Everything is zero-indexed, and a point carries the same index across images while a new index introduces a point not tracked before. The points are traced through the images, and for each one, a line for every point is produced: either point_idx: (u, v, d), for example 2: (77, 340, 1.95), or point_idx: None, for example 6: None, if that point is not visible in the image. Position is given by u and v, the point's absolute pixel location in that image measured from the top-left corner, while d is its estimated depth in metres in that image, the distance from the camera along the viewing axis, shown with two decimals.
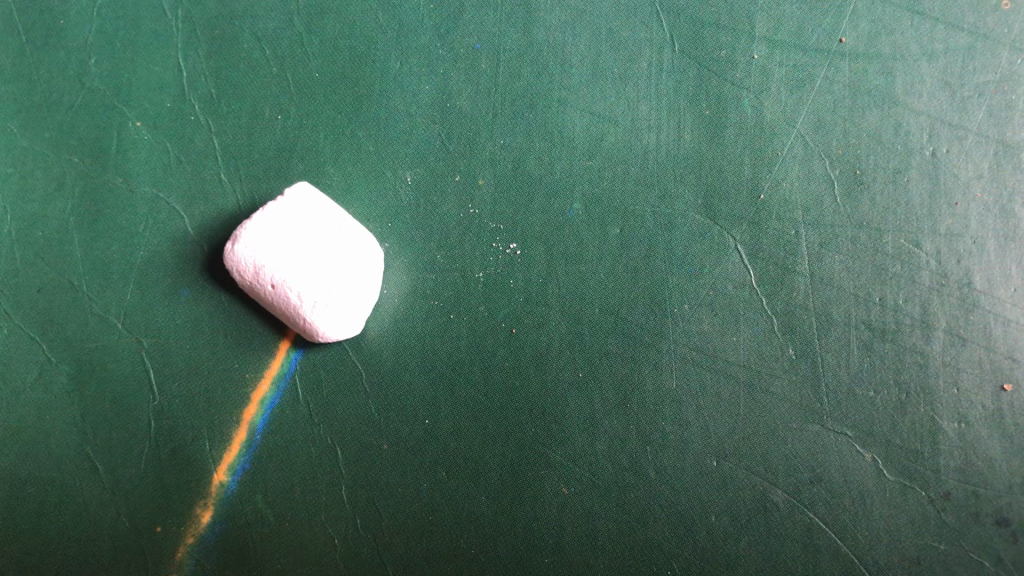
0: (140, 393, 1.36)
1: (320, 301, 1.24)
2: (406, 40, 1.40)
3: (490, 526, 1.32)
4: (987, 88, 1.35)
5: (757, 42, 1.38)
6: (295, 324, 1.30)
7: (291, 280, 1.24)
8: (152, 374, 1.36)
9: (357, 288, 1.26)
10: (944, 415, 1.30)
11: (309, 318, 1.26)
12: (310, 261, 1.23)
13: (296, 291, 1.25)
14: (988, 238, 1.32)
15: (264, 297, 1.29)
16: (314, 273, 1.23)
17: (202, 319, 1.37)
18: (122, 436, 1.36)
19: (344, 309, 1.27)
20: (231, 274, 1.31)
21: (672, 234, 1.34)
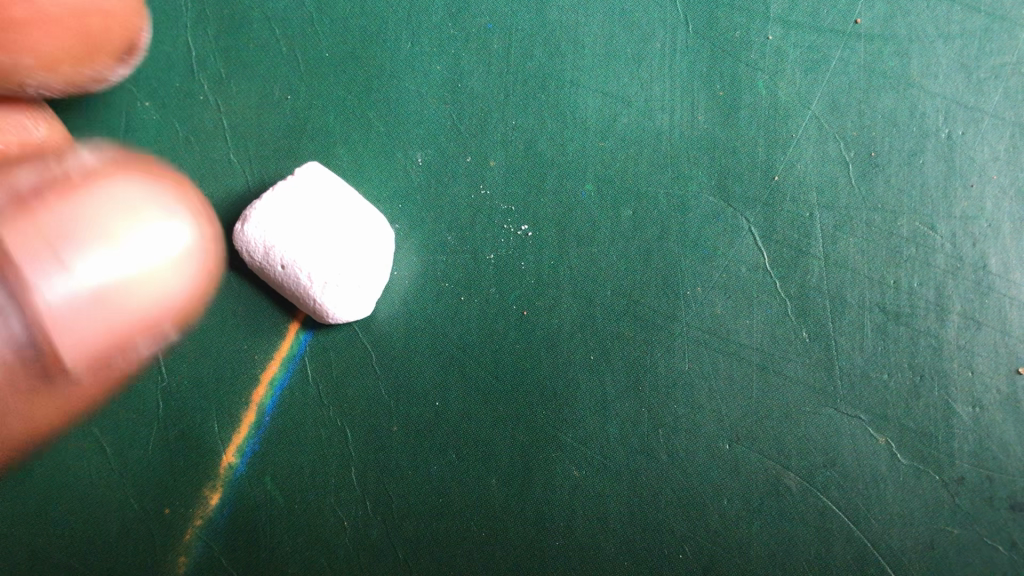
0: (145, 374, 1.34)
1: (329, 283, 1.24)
2: (417, 20, 1.39)
3: (501, 509, 1.32)
4: (1004, 70, 1.34)
5: (771, 23, 1.37)
6: (305, 305, 1.29)
7: (301, 260, 1.23)
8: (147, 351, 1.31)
9: (365, 269, 1.25)
10: (958, 399, 1.29)
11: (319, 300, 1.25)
12: (321, 241, 1.22)
13: (306, 272, 1.23)
14: (1004, 220, 1.31)
15: (273, 278, 1.28)
16: (325, 253, 1.22)
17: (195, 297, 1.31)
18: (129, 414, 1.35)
19: (353, 289, 1.26)
20: (240, 254, 1.30)
21: (685, 216, 1.33)
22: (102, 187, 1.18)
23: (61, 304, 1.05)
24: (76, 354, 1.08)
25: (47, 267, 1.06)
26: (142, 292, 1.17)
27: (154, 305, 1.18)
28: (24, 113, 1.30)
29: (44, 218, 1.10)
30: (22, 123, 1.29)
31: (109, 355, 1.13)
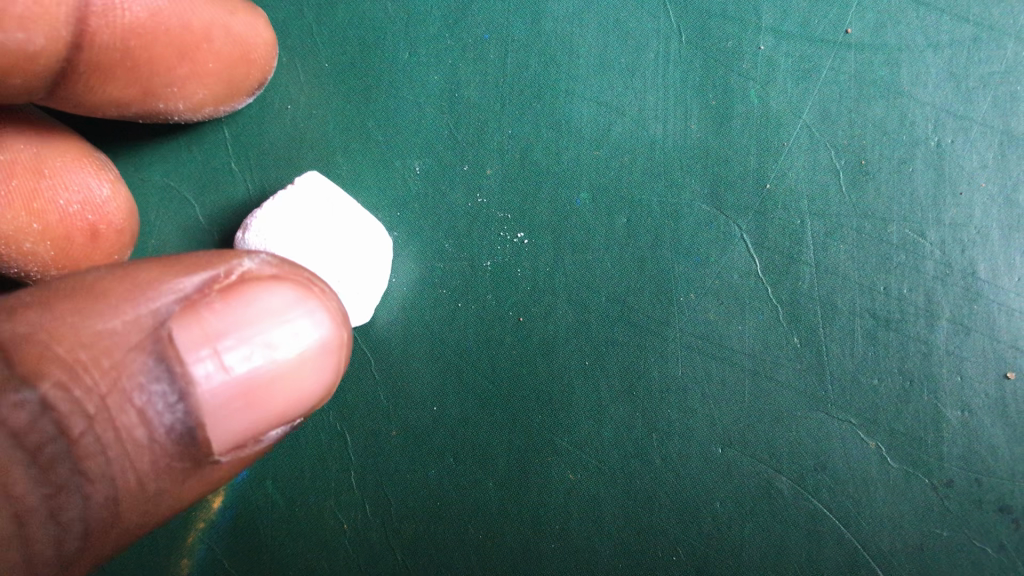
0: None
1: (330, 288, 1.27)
2: (415, 31, 1.42)
3: (498, 513, 1.34)
4: (992, 79, 1.36)
5: (763, 34, 1.39)
6: None
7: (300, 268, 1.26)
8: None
9: (366, 274, 1.29)
10: (947, 403, 1.31)
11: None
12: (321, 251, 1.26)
13: None
14: (992, 227, 1.33)
15: None
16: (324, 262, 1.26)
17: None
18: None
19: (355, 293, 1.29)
20: None
21: (678, 224, 1.35)
22: (258, 287, 0.98)
23: (223, 392, 0.95)
24: (234, 441, 0.98)
25: (202, 359, 0.94)
26: (281, 389, 0.98)
27: (289, 400, 0.99)
28: (88, 172, 1.32)
29: (209, 321, 0.95)
30: (86, 180, 1.32)
31: (254, 442, 1.00)
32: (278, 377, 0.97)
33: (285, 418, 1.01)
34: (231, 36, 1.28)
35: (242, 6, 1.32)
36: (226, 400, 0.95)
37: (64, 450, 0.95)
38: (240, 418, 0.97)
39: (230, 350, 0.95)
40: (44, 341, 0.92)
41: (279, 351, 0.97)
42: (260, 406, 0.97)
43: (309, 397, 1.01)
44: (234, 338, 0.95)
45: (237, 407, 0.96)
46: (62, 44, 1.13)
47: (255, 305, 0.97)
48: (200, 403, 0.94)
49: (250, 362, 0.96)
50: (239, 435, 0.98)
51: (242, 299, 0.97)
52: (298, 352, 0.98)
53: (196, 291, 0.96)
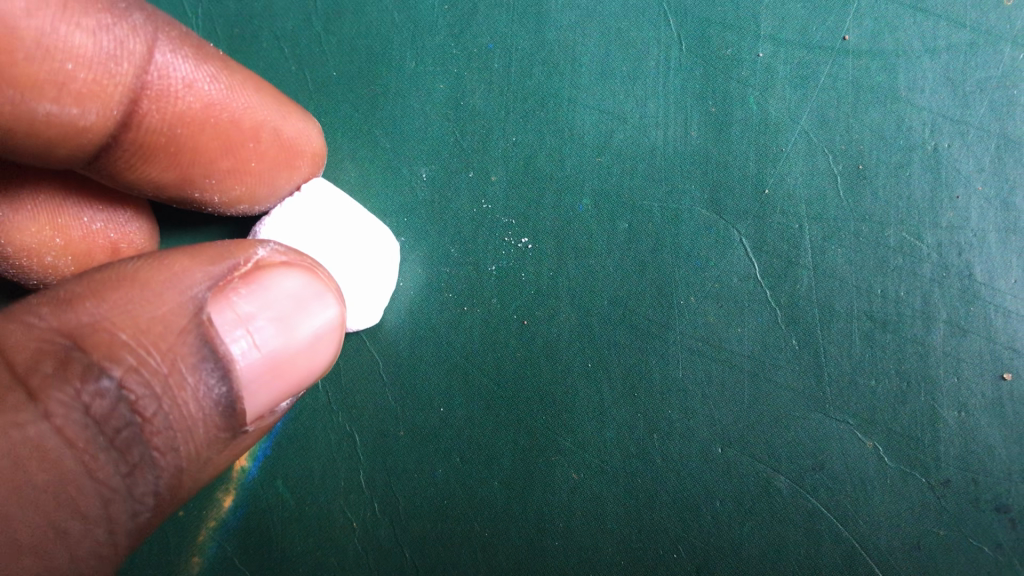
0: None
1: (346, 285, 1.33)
2: (421, 41, 1.45)
3: (503, 511, 1.37)
4: (988, 84, 1.38)
5: (762, 41, 1.42)
6: None
7: None
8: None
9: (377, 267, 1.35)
10: (944, 403, 1.33)
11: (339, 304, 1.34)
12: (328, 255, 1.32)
13: None
14: (988, 230, 1.36)
15: None
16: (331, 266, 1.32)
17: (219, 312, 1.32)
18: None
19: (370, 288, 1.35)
20: None
21: (679, 228, 1.38)
22: (275, 269, 1.08)
23: (256, 368, 1.03)
24: (264, 406, 1.07)
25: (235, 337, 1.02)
26: (299, 359, 1.08)
27: (305, 368, 1.09)
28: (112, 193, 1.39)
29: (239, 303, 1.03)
30: (111, 200, 1.40)
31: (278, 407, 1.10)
32: (299, 347, 1.07)
33: (304, 385, 1.11)
34: (278, 137, 1.31)
35: (301, 116, 1.35)
36: (257, 374, 1.04)
37: (136, 433, 1.00)
38: (268, 385, 1.05)
39: (258, 327, 1.04)
40: (109, 329, 0.98)
41: (297, 325, 1.07)
42: (286, 373, 1.07)
43: (320, 365, 1.12)
44: (262, 315, 1.04)
45: (266, 378, 1.05)
46: (111, 122, 1.18)
47: (274, 286, 1.06)
48: (237, 378, 1.02)
49: (274, 333, 1.05)
50: (270, 401, 1.07)
51: (259, 282, 1.06)
52: (314, 325, 1.09)
53: (223, 276, 1.04)
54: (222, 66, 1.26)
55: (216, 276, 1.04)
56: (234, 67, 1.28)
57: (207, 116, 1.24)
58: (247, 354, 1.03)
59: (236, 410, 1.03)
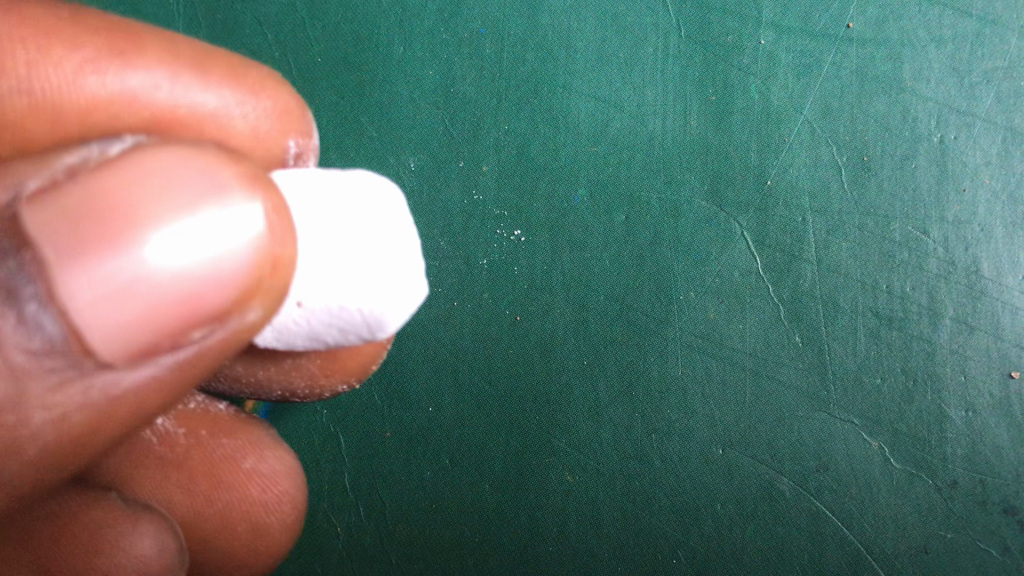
0: (258, 449, 1.21)
1: (365, 266, 0.87)
2: (410, 25, 1.39)
3: (494, 515, 1.31)
4: (995, 75, 1.34)
5: (764, 28, 1.37)
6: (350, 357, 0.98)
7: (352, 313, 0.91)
8: (275, 389, 1.12)
9: (402, 221, 0.91)
10: (951, 403, 1.29)
11: (364, 309, 0.88)
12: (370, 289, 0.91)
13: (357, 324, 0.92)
14: (996, 225, 1.31)
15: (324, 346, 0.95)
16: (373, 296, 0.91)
17: (324, 384, 1.13)
18: (271, 485, 1.20)
19: (395, 257, 0.89)
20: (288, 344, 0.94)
21: (678, 221, 1.33)
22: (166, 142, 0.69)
23: (130, 300, 0.64)
24: (124, 344, 0.66)
25: (81, 256, 0.62)
26: (181, 251, 0.65)
27: (194, 281, 0.66)
28: None
29: (78, 206, 0.63)
30: None
31: (149, 350, 0.67)
32: (169, 242, 0.64)
33: (227, 307, 0.70)
34: (195, 116, 0.97)
35: (271, 83, 1.07)
36: (138, 305, 0.64)
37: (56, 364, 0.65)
38: (123, 310, 0.64)
39: (96, 219, 0.63)
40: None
41: (178, 204, 0.65)
42: (141, 287, 0.64)
43: (234, 274, 0.68)
44: (103, 202, 0.64)
45: (110, 293, 0.63)
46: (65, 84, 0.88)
47: (152, 159, 0.66)
48: (107, 314, 0.64)
49: (116, 224, 0.63)
50: (132, 338, 0.66)
51: (114, 162, 0.66)
52: (207, 221, 0.66)
53: (66, 169, 0.66)
54: (104, 26, 0.94)
55: (268, 141, 1.02)
56: (152, 36, 0.98)
57: (109, 98, 0.91)
58: (68, 259, 0.62)
59: (73, 355, 0.65)
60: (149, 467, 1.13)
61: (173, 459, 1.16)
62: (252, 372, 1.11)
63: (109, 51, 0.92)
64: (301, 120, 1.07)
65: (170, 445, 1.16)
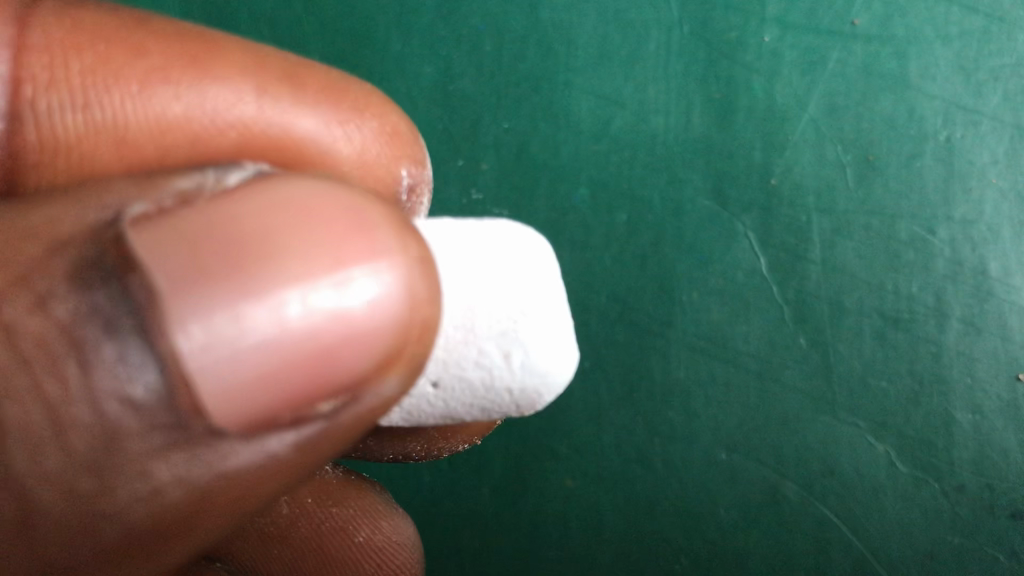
0: (372, 518, 1.06)
1: (515, 332, 0.69)
2: (406, 20, 1.35)
3: (494, 520, 1.29)
4: (1003, 72, 1.32)
5: (768, 23, 1.34)
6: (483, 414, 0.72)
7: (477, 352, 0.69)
8: (388, 454, 0.98)
9: (553, 277, 0.72)
10: (958, 406, 1.27)
11: (515, 386, 0.69)
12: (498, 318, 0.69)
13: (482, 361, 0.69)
14: (1003, 225, 1.29)
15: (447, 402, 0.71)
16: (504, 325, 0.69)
17: (440, 445, 0.98)
18: (389, 556, 1.06)
19: (552, 323, 0.70)
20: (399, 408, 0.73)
21: (681, 221, 1.30)
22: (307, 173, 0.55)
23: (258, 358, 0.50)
24: (241, 412, 0.51)
25: (205, 300, 0.49)
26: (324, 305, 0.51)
27: (330, 342, 0.51)
28: None
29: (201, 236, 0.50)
30: None
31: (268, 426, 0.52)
32: (312, 291, 0.50)
33: (362, 375, 0.54)
34: (287, 139, 0.79)
35: (378, 106, 0.87)
36: (271, 367, 0.50)
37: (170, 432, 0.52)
38: (235, 367, 0.50)
39: (224, 254, 0.50)
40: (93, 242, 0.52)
41: (329, 248, 0.51)
42: (262, 336, 0.50)
43: (373, 336, 0.52)
44: (224, 229, 0.51)
45: (227, 344, 0.49)
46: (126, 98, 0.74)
47: (288, 187, 0.53)
48: (227, 375, 0.50)
49: (242, 259, 0.50)
50: (248, 404, 0.51)
51: (248, 187, 0.53)
52: (360, 274, 0.51)
53: (183, 190, 0.54)
54: (182, 31, 0.78)
55: (377, 168, 0.83)
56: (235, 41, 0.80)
57: (185, 117, 0.75)
58: (184, 304, 0.49)
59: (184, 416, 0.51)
60: (252, 539, 1.00)
61: (278, 529, 1.02)
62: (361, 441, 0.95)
63: (183, 60, 0.76)
64: (413, 146, 0.88)
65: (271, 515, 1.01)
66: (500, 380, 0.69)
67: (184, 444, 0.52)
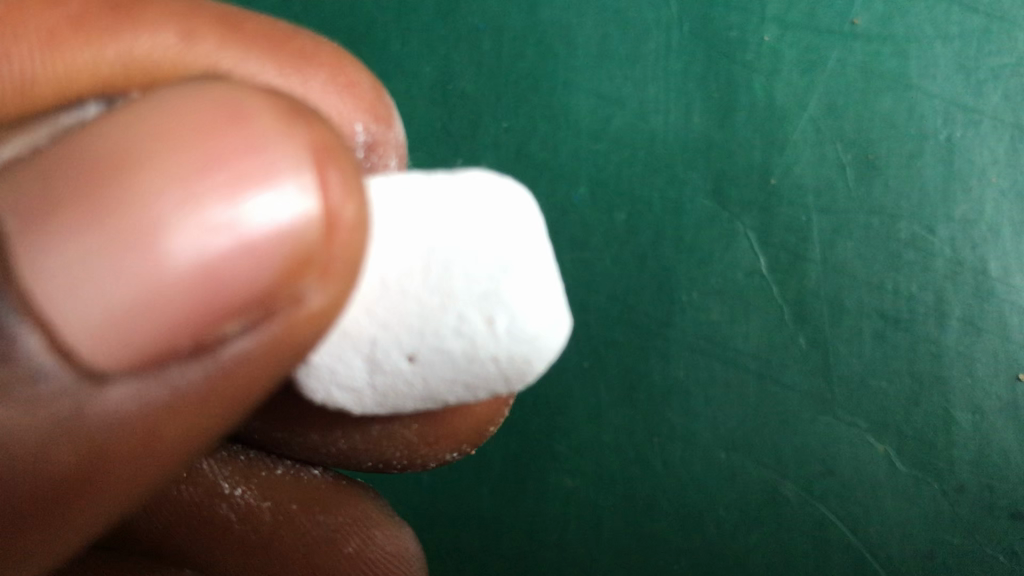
0: (365, 527, 1.02)
1: (496, 294, 0.65)
2: (406, 19, 1.35)
3: (493, 521, 1.29)
4: (1003, 72, 1.32)
5: (768, 23, 1.34)
6: (469, 390, 0.71)
7: (457, 329, 0.66)
8: (366, 461, 0.96)
9: (536, 230, 0.67)
10: (958, 406, 1.27)
11: (501, 354, 0.67)
12: (478, 290, 0.65)
13: (463, 336, 0.66)
14: (1004, 224, 1.29)
15: (431, 380, 0.69)
16: (484, 294, 0.65)
17: (424, 453, 0.97)
18: (383, 566, 1.02)
19: (537, 282, 0.66)
20: (380, 387, 0.70)
21: (681, 220, 1.30)
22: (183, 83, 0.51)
23: (135, 283, 0.46)
24: (130, 346, 0.47)
25: (68, 228, 0.45)
26: (204, 214, 0.46)
27: (218, 253, 0.46)
28: None
29: (61, 164, 0.46)
30: None
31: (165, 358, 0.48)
32: (187, 200, 0.46)
33: (264, 292, 0.49)
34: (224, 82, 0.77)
35: (332, 60, 0.86)
36: (149, 290, 0.46)
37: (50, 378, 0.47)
38: (106, 295, 0.45)
39: (88, 175, 0.46)
40: None
41: (200, 152, 0.47)
42: (134, 261, 0.46)
43: (267, 240, 0.47)
44: (85, 152, 0.47)
45: (96, 274, 0.45)
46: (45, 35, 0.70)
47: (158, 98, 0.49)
48: (101, 305, 0.45)
49: (107, 176, 0.46)
50: (127, 337, 0.47)
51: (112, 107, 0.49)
52: (237, 170, 0.47)
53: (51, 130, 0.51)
54: None
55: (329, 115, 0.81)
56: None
57: (103, 60, 0.71)
58: (44, 235, 0.45)
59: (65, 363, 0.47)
60: (232, 547, 0.97)
61: (261, 539, 0.98)
62: (334, 445, 0.95)
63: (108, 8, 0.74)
64: (373, 102, 0.86)
65: (253, 522, 0.98)
66: (484, 348, 0.66)
67: (60, 394, 0.47)
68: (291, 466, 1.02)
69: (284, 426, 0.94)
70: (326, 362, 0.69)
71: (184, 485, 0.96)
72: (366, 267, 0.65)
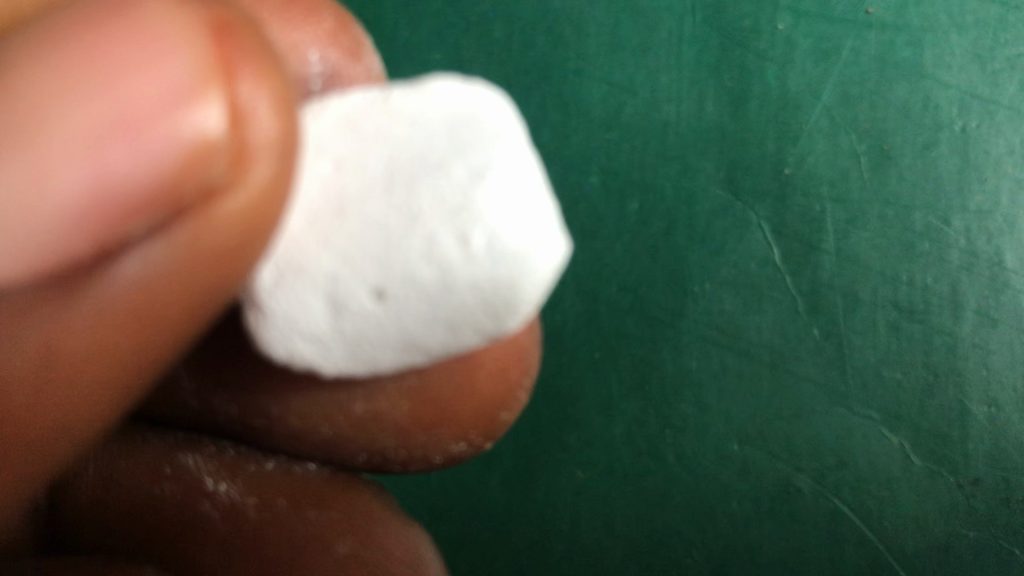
0: (366, 520, 0.93)
1: (462, 213, 0.64)
2: (416, 7, 1.34)
3: (503, 512, 1.27)
4: (1019, 61, 1.30)
5: (781, 11, 1.32)
6: (452, 328, 0.69)
7: (424, 255, 0.65)
8: (358, 453, 0.94)
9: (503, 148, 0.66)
10: (973, 398, 1.25)
11: (477, 275, 0.64)
12: (445, 212, 0.64)
13: (434, 262, 0.65)
14: (1020, 215, 1.27)
15: (405, 315, 0.68)
16: (452, 214, 0.64)
17: (419, 444, 0.95)
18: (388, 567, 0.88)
19: (508, 195, 0.64)
20: (357, 333, 0.71)
21: (694, 209, 1.28)
22: None
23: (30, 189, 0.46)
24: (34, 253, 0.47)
25: None
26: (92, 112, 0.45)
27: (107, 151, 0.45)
28: None
29: None
30: None
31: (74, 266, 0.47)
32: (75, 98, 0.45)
33: (154, 192, 0.45)
34: None
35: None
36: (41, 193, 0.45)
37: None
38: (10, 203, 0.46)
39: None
40: None
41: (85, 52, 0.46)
42: (33, 168, 0.46)
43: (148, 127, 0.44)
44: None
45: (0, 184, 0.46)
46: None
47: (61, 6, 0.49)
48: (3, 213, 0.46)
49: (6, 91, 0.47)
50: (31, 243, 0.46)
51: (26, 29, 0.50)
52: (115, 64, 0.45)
53: None
54: None
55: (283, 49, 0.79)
56: None
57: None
58: None
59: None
60: (210, 550, 0.83)
61: (245, 539, 0.85)
62: (318, 433, 0.91)
63: None
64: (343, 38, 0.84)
65: (236, 522, 0.87)
66: (456, 271, 0.64)
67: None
68: (283, 460, 0.95)
69: (258, 411, 0.90)
70: (290, 308, 0.69)
71: (167, 483, 0.90)
72: (330, 203, 0.68)
